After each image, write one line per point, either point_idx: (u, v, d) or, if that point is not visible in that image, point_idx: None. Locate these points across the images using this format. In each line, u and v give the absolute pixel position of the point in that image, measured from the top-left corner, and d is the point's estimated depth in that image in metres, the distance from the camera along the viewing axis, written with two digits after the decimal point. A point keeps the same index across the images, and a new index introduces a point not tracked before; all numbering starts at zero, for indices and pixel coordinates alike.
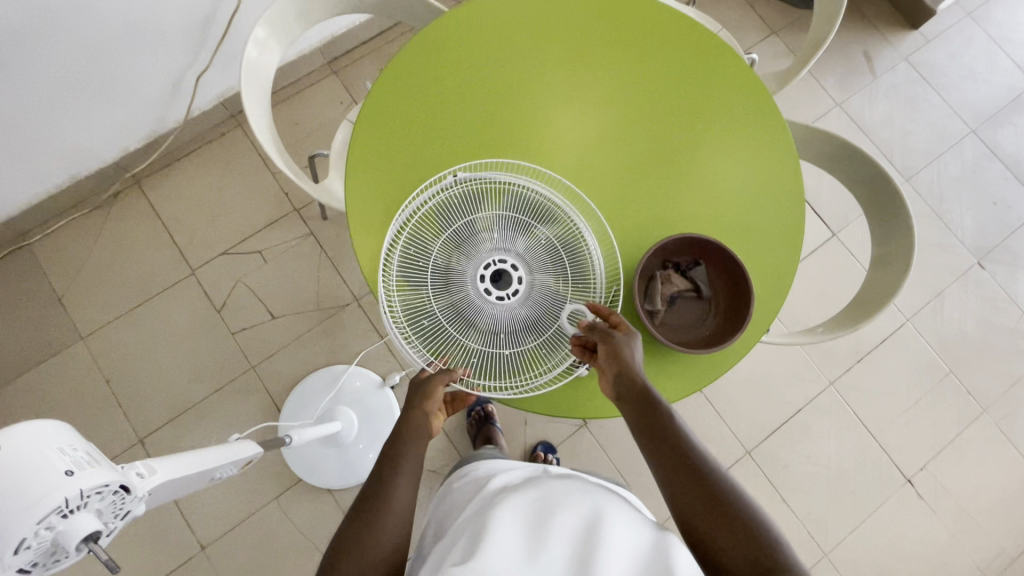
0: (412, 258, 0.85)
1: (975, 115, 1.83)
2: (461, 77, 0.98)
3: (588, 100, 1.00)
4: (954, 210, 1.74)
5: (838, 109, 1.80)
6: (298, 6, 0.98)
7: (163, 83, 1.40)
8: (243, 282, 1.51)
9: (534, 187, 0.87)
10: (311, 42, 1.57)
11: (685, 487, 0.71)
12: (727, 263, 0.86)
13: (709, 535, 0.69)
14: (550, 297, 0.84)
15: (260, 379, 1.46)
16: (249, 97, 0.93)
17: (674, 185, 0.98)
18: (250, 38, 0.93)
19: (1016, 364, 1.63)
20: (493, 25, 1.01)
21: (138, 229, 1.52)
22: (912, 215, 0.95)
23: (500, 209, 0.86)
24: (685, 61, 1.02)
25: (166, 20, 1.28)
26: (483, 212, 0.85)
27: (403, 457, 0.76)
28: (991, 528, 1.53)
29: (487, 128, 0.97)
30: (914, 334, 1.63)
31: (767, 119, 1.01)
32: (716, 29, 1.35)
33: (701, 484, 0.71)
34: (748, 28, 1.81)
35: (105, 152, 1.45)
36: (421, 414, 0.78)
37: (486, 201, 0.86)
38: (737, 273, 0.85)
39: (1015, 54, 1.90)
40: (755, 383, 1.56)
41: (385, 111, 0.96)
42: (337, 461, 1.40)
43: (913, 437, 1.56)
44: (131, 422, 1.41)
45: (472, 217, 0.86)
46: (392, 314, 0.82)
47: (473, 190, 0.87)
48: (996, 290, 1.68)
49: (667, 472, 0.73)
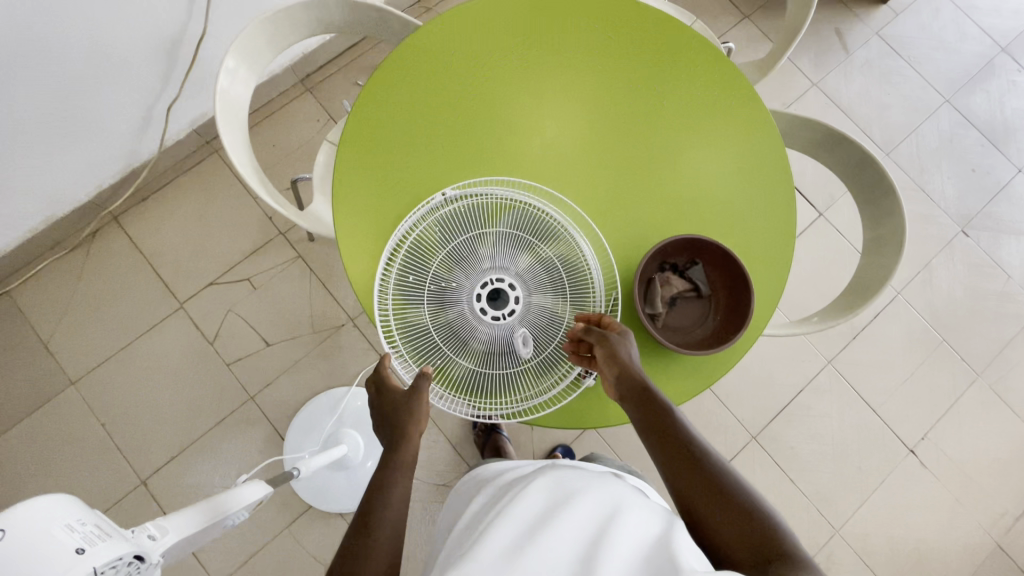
0: (408, 277, 0.85)
1: (949, 84, 1.85)
2: (445, 90, 0.96)
3: (573, 104, 0.98)
4: (935, 180, 1.77)
5: (815, 89, 1.81)
6: (267, 31, 0.95)
7: (133, 115, 1.36)
8: (234, 311, 1.49)
9: (531, 203, 0.89)
10: (282, 61, 1.54)
11: (688, 480, 0.72)
12: (724, 263, 0.86)
13: (713, 525, 0.69)
14: (546, 316, 0.85)
15: (260, 409, 1.44)
16: (226, 128, 0.91)
17: (665, 193, 0.96)
18: (222, 68, 0.90)
19: (1005, 328, 1.66)
20: (478, 35, 0.99)
21: (120, 266, 1.49)
22: (901, 197, 0.95)
23: (497, 228, 0.87)
24: (673, 66, 1.00)
25: (131, 51, 1.24)
26: (481, 231, 0.86)
27: (393, 483, 0.75)
28: (994, 490, 1.56)
29: (472, 139, 0.95)
30: (905, 306, 1.65)
31: (759, 124, 0.99)
32: (689, 21, 1.34)
33: (702, 477, 0.72)
34: (720, 14, 1.81)
35: (79, 190, 1.41)
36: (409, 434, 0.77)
37: (484, 219, 0.87)
38: (737, 273, 0.85)
39: (982, 20, 1.92)
40: (755, 369, 1.57)
41: (368, 130, 0.94)
42: (345, 484, 1.39)
43: (912, 408, 1.59)
44: (131, 464, 1.38)
45: (471, 236, 0.86)
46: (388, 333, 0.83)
47: (469, 209, 0.88)
48: (981, 256, 1.71)
49: (671, 467, 0.74)
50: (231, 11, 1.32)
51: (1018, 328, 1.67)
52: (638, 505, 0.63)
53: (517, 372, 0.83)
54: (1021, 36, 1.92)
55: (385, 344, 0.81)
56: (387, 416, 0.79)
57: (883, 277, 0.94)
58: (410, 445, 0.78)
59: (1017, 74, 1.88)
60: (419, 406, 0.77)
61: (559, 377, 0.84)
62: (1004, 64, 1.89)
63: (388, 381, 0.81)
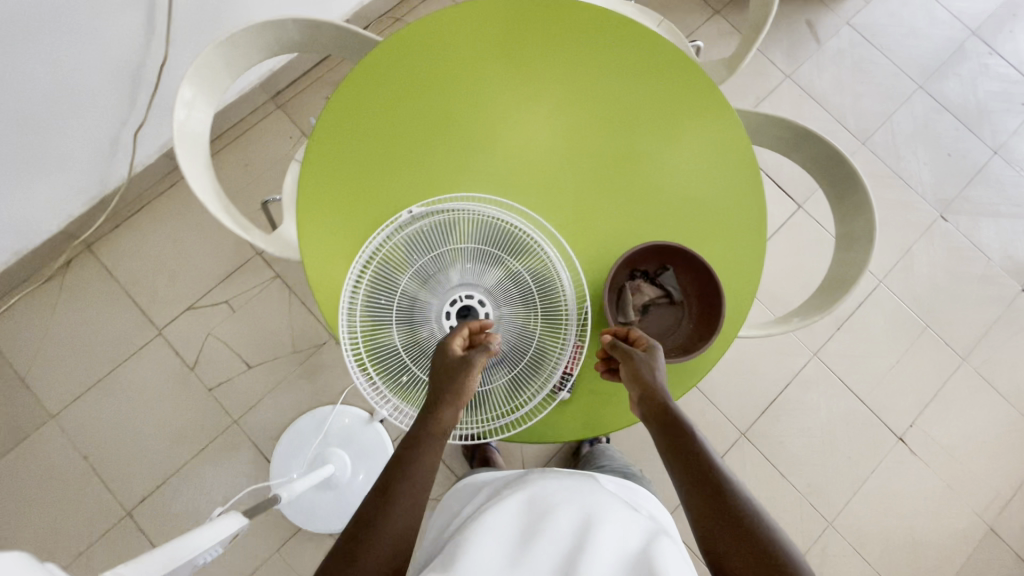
0: (376, 298, 0.82)
1: (921, 70, 1.85)
2: (411, 106, 0.95)
3: (542, 115, 0.98)
4: (912, 167, 1.77)
5: (789, 81, 1.81)
6: (223, 56, 0.93)
7: (100, 144, 1.34)
8: (214, 335, 1.47)
9: (501, 216, 0.86)
10: (250, 80, 1.52)
11: (699, 501, 0.70)
12: (695, 268, 0.86)
13: (719, 545, 0.67)
14: (517, 332, 0.84)
15: (245, 432, 1.43)
16: (185, 159, 0.89)
17: (636, 203, 0.96)
18: (177, 99, 0.88)
19: (988, 311, 1.67)
20: (443, 48, 0.98)
21: (96, 296, 1.46)
22: (870, 192, 0.94)
23: (466, 243, 0.85)
24: (643, 75, 1.00)
25: (92, 80, 1.22)
26: (450, 247, 0.85)
27: (419, 457, 0.74)
28: (984, 473, 1.56)
29: (439, 154, 0.94)
30: (887, 295, 1.66)
31: (730, 131, 0.98)
32: (656, 22, 1.33)
33: (711, 491, 0.70)
34: (690, 11, 1.80)
35: (49, 222, 1.39)
36: (444, 409, 0.75)
37: (451, 234, 0.85)
38: (707, 277, 0.84)
39: (952, 4, 1.92)
40: (741, 365, 1.57)
41: (333, 151, 0.93)
42: (335, 504, 1.37)
43: (899, 395, 1.59)
44: (116, 496, 1.37)
45: (439, 253, 0.85)
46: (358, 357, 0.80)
47: (437, 225, 0.85)
48: (960, 240, 1.72)
49: (685, 484, 0.72)
50: (192, 34, 1.30)
51: (1000, 310, 1.67)
52: (618, 514, 0.69)
53: (488, 388, 0.84)
54: (991, 18, 1.92)
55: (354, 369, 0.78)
56: (432, 383, 0.75)
57: (853, 274, 0.94)
58: (447, 419, 0.75)
59: (988, 56, 1.89)
60: (465, 384, 0.74)
61: (531, 393, 0.84)
62: (975, 47, 1.89)
63: (451, 347, 0.75)
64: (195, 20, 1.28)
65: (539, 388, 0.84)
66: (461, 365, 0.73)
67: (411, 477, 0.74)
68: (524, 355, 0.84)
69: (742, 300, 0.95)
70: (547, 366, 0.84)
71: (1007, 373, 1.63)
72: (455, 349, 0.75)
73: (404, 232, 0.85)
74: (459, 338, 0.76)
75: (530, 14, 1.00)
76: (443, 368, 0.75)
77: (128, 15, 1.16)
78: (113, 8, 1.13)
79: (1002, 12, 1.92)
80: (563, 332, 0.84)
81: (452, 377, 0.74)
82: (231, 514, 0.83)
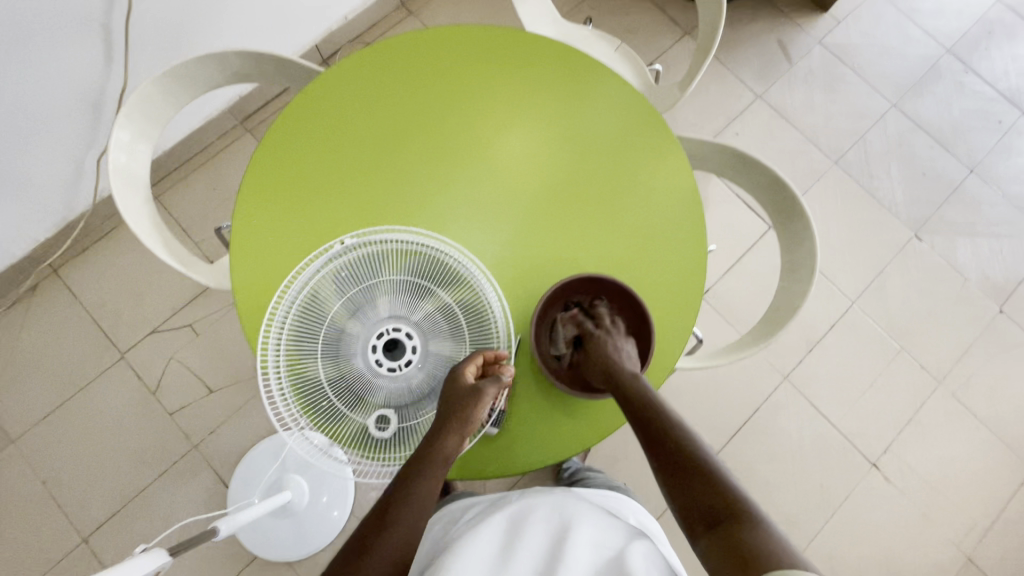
0: (302, 331, 0.80)
1: (895, 88, 1.84)
2: (352, 137, 0.95)
3: (485, 145, 0.97)
4: (885, 186, 1.75)
5: (760, 101, 1.80)
6: (163, 92, 0.94)
7: (64, 170, 1.36)
8: (177, 359, 1.47)
9: (432, 245, 0.83)
10: (216, 104, 1.53)
11: (679, 484, 0.75)
12: (626, 297, 0.85)
13: (697, 500, 0.73)
14: (445, 365, 0.83)
15: (204, 458, 1.42)
16: (123, 201, 0.89)
17: (576, 235, 0.95)
18: (113, 142, 0.89)
19: (963, 333, 1.64)
20: (389, 78, 0.98)
21: (61, 320, 1.47)
22: (811, 220, 0.94)
23: (396, 274, 0.84)
24: (588, 108, 1.00)
25: (53, 110, 1.24)
26: (378, 278, 0.83)
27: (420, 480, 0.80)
28: (962, 501, 1.52)
29: (379, 185, 0.94)
30: (860, 317, 1.63)
31: (674, 165, 0.98)
32: (614, 47, 1.32)
33: (677, 456, 0.77)
34: (661, 31, 1.80)
35: (14, 247, 1.40)
36: (449, 437, 0.79)
37: (380, 265, 0.83)
38: (637, 306, 0.84)
39: (926, 23, 1.91)
40: (709, 389, 1.55)
41: (268, 183, 0.93)
42: (292, 530, 1.37)
43: (873, 420, 1.56)
44: (73, 523, 1.36)
45: (368, 284, 0.83)
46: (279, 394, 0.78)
47: (366, 256, 0.83)
48: (935, 260, 1.69)
49: (657, 455, 0.79)
50: (152, 62, 1.32)
51: (977, 332, 1.64)
52: (590, 519, 0.85)
53: (415, 424, 0.81)
54: (966, 36, 1.91)
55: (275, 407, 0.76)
56: (439, 409, 0.79)
57: (793, 304, 0.94)
58: (451, 446, 0.79)
59: (963, 74, 1.87)
60: (469, 414, 0.78)
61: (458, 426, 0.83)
62: (949, 65, 1.88)
63: (463, 376, 0.78)
64: (154, 49, 1.30)
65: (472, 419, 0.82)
66: (472, 393, 0.77)
67: (409, 497, 0.80)
68: None
69: (681, 330, 0.94)
70: None
71: (985, 397, 1.60)
72: (467, 379, 0.78)
73: (332, 263, 0.83)
74: (472, 368, 0.79)
75: (478, 47, 1.01)
76: (453, 396, 0.77)
77: (83, 45, 1.18)
78: (68, 39, 1.15)
79: (976, 30, 1.92)
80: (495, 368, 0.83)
81: (462, 406, 0.77)
82: (156, 549, 0.83)
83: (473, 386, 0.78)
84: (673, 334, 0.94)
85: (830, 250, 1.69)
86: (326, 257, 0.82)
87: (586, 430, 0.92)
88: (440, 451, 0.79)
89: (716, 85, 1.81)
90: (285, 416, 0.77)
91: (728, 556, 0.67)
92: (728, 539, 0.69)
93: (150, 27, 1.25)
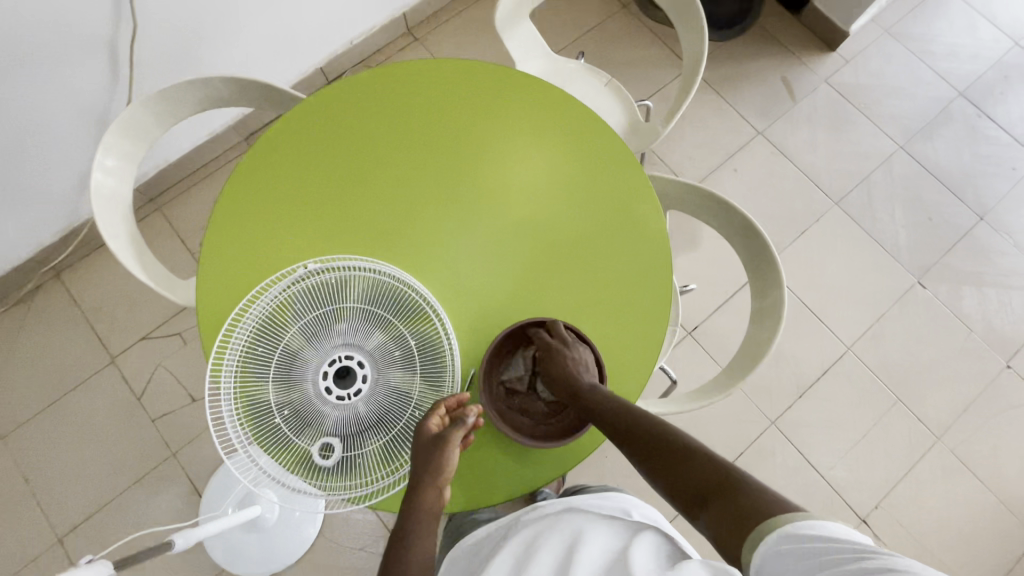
0: (256, 353, 0.78)
1: (903, 130, 1.80)
2: (333, 160, 0.98)
3: (459, 177, 0.99)
4: (889, 230, 1.70)
5: (761, 138, 1.78)
6: (151, 115, 1.03)
7: (70, 178, 1.42)
8: (164, 366, 1.51)
9: (391, 273, 0.83)
10: (221, 121, 1.59)
11: (668, 469, 0.71)
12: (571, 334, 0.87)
13: (687, 474, 0.68)
14: (396, 397, 0.79)
15: (181, 465, 1.44)
16: (103, 218, 0.97)
17: (544, 270, 0.96)
18: (96, 165, 0.97)
19: (965, 387, 1.57)
20: (376, 106, 1.01)
21: (58, 321, 1.53)
22: (781, 266, 0.98)
23: (356, 301, 0.81)
24: (567, 145, 1.02)
25: (60, 121, 1.30)
26: (337, 303, 0.80)
27: (413, 537, 0.80)
28: (959, 567, 1.43)
29: (355, 209, 0.96)
30: (856, 364, 1.58)
31: (644, 207, 1.01)
32: (603, 81, 1.38)
33: (663, 444, 0.74)
34: (662, 64, 1.81)
35: (18, 250, 1.47)
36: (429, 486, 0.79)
37: (339, 290, 0.81)
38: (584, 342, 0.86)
39: (938, 65, 1.88)
40: (693, 429, 1.51)
41: (246, 202, 0.96)
42: (258, 546, 1.37)
43: (864, 473, 1.50)
44: (49, 522, 1.39)
45: (325, 308, 0.79)
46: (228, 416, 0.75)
47: (327, 281, 0.81)
48: (938, 309, 1.63)
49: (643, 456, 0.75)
50: (159, 79, 1.39)
51: (980, 387, 1.57)
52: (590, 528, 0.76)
53: (359, 456, 0.77)
54: (980, 80, 1.86)
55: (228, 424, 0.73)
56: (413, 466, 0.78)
57: (760, 350, 0.98)
58: (433, 496, 0.80)
59: (977, 118, 1.82)
60: (442, 459, 0.77)
61: (404, 461, 0.78)
62: (962, 109, 1.83)
63: (427, 428, 0.76)
64: (161, 67, 1.37)
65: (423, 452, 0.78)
66: (438, 441, 0.76)
67: (405, 557, 0.79)
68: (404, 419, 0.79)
69: (638, 375, 0.95)
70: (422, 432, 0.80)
71: (987, 456, 1.52)
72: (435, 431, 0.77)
73: (292, 287, 0.80)
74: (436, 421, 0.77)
75: (460, 83, 1.04)
76: (423, 452, 0.77)
77: (92, 62, 1.25)
78: (77, 56, 1.22)
79: (992, 74, 1.87)
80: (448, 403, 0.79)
81: (433, 460, 0.77)
82: (100, 563, 0.83)
83: (440, 439, 0.76)
84: (629, 380, 0.95)
85: (827, 293, 1.64)
86: (287, 281, 0.80)
87: (536, 472, 0.91)
88: (423, 503, 0.80)
89: (716, 120, 1.80)
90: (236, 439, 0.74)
91: (726, 518, 0.60)
92: (726, 503, 0.62)
93: (157, 46, 1.32)
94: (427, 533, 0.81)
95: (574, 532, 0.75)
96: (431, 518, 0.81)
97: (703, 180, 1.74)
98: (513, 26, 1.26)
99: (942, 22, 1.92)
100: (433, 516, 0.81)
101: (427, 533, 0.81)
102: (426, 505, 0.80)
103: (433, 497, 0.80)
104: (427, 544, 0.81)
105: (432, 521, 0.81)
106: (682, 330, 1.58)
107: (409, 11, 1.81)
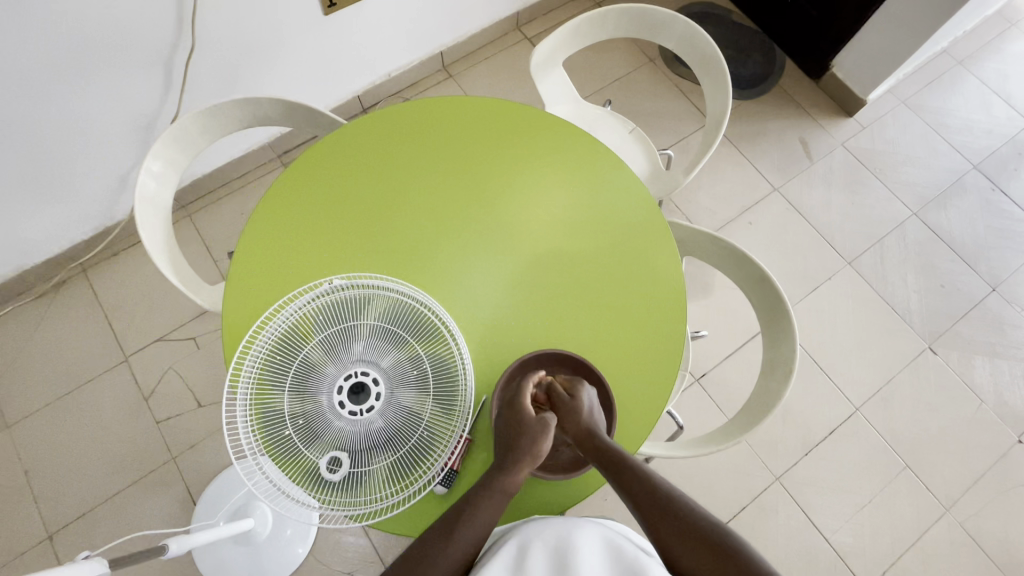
0: (276, 363, 0.78)
1: (917, 197, 1.84)
2: (365, 181, 1.03)
3: (486, 210, 1.03)
4: (900, 292, 1.72)
5: (776, 194, 1.83)
6: (200, 126, 1.09)
7: (111, 180, 1.49)
8: (175, 368, 1.53)
9: (414, 294, 0.83)
10: (259, 137, 1.67)
11: (675, 532, 0.71)
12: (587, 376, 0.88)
13: (685, 555, 0.70)
14: (409, 418, 0.77)
15: (180, 471, 1.44)
16: (144, 220, 1.01)
17: (558, 299, 0.99)
18: (146, 172, 1.03)
19: (976, 458, 1.54)
20: (412, 132, 1.07)
21: (77, 316, 1.56)
22: (793, 318, 1.00)
23: (376, 318, 0.80)
24: (587, 181, 1.07)
25: (111, 126, 1.38)
26: (358, 319, 0.79)
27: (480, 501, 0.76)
28: None
29: (380, 227, 1.00)
30: (864, 425, 1.56)
31: (658, 245, 1.04)
32: (627, 129, 1.44)
33: (676, 519, 0.72)
34: (685, 116, 1.88)
35: (51, 244, 1.52)
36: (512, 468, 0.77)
37: (360, 306, 0.80)
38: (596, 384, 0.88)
39: (953, 138, 1.93)
40: (694, 477, 1.49)
41: (279, 215, 1.00)
42: (247, 560, 1.35)
43: (870, 539, 1.46)
44: (42, 516, 1.38)
45: (345, 323, 0.79)
46: (243, 424, 0.75)
47: (350, 297, 0.81)
48: (950, 377, 1.63)
49: (652, 517, 0.73)
50: (207, 95, 1.47)
51: (991, 461, 1.54)
52: (593, 539, 0.70)
53: (366, 472, 0.76)
54: (995, 154, 1.91)
55: (242, 432, 0.73)
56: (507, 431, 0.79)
57: (770, 401, 0.99)
58: (515, 481, 0.78)
59: (990, 191, 1.86)
60: (523, 422, 0.78)
61: (412, 480, 0.77)
62: (976, 181, 1.87)
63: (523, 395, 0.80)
64: (212, 86, 1.46)
65: (432, 469, 0.77)
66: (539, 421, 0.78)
67: (469, 516, 0.74)
68: (413, 439, 0.77)
69: (642, 419, 0.95)
70: (433, 455, 0.78)
71: (998, 535, 1.48)
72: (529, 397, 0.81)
73: (318, 301, 0.80)
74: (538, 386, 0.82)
75: (494, 124, 1.09)
76: (525, 411, 0.79)
77: (150, 74, 1.33)
78: (134, 68, 1.30)
79: (1007, 150, 1.92)
80: (456, 426, 0.78)
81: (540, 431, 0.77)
82: (97, 560, 0.82)
83: (540, 416, 0.79)
84: (631, 426, 0.95)
85: (837, 350, 1.64)
86: (312, 294, 0.80)
87: (541, 503, 0.90)
88: (502, 484, 0.77)
89: (733, 173, 1.85)
90: (248, 446, 0.73)
91: None
92: None
93: (209, 66, 1.40)
94: (493, 508, 0.76)
95: (574, 539, 0.69)
96: (502, 504, 0.77)
97: (718, 230, 1.77)
98: (545, 71, 1.33)
99: (957, 98, 1.99)
100: (501, 506, 0.77)
101: (489, 516, 0.76)
102: (504, 488, 0.77)
103: (512, 484, 0.78)
104: (487, 527, 0.75)
105: (499, 506, 0.77)
106: (691, 376, 1.58)
107: (447, 50, 1.91)
